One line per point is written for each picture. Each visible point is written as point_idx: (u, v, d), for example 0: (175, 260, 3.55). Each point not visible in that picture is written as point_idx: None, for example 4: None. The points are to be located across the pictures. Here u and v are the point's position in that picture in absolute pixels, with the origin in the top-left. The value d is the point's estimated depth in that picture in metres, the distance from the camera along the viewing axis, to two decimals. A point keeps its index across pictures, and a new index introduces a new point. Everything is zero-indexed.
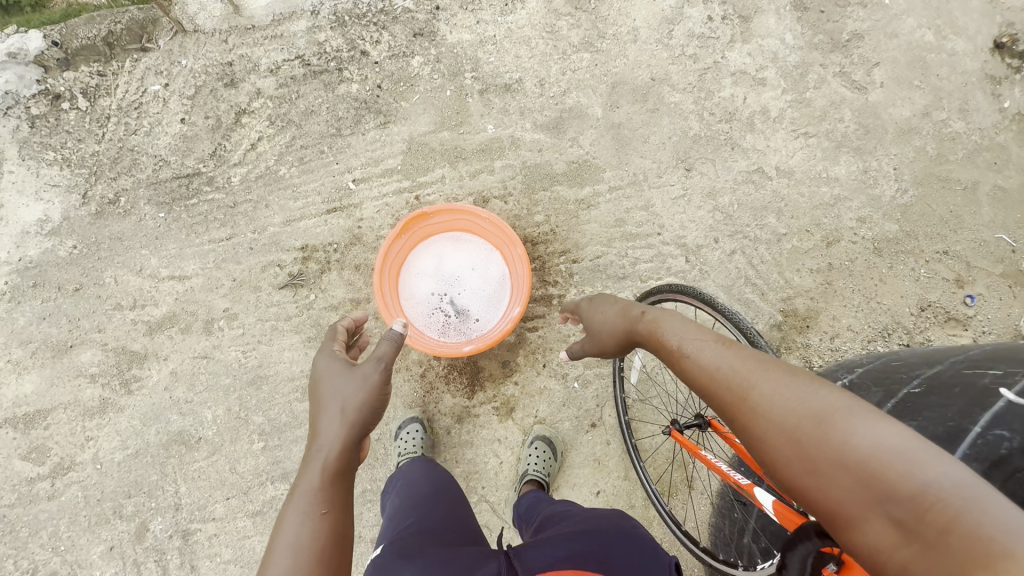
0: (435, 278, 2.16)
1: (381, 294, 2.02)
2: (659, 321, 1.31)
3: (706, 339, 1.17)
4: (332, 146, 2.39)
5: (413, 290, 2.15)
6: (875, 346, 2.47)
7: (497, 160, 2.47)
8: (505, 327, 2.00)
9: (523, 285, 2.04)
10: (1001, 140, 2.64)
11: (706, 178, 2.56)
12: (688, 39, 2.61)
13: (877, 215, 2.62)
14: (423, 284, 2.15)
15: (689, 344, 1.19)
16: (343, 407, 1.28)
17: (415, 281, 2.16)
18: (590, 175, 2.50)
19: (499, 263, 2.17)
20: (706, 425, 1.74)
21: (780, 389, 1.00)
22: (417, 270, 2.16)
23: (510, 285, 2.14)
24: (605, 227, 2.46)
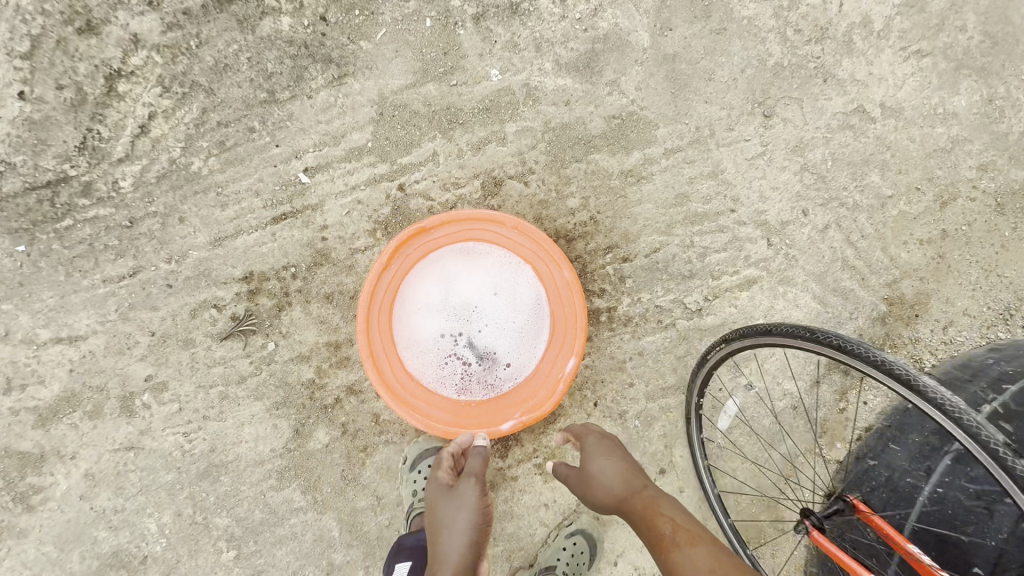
0: (444, 312, 1.52)
1: (367, 348, 1.40)
2: (657, 504, 1.18)
3: (705, 546, 1.06)
4: (265, 119, 1.61)
5: (412, 334, 1.51)
6: (996, 330, 1.96)
7: (509, 122, 1.73)
8: (559, 392, 1.41)
9: (581, 332, 1.42)
10: None
11: (791, 126, 1.88)
12: None
13: (1004, 159, 1.97)
14: (427, 324, 1.52)
15: (687, 541, 1.08)
16: (461, 526, 1.12)
17: (414, 320, 1.52)
18: (638, 135, 1.80)
19: (532, 283, 1.53)
20: (850, 513, 1.30)
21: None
22: (415, 304, 1.52)
23: (552, 314, 1.51)
24: (663, 208, 1.81)
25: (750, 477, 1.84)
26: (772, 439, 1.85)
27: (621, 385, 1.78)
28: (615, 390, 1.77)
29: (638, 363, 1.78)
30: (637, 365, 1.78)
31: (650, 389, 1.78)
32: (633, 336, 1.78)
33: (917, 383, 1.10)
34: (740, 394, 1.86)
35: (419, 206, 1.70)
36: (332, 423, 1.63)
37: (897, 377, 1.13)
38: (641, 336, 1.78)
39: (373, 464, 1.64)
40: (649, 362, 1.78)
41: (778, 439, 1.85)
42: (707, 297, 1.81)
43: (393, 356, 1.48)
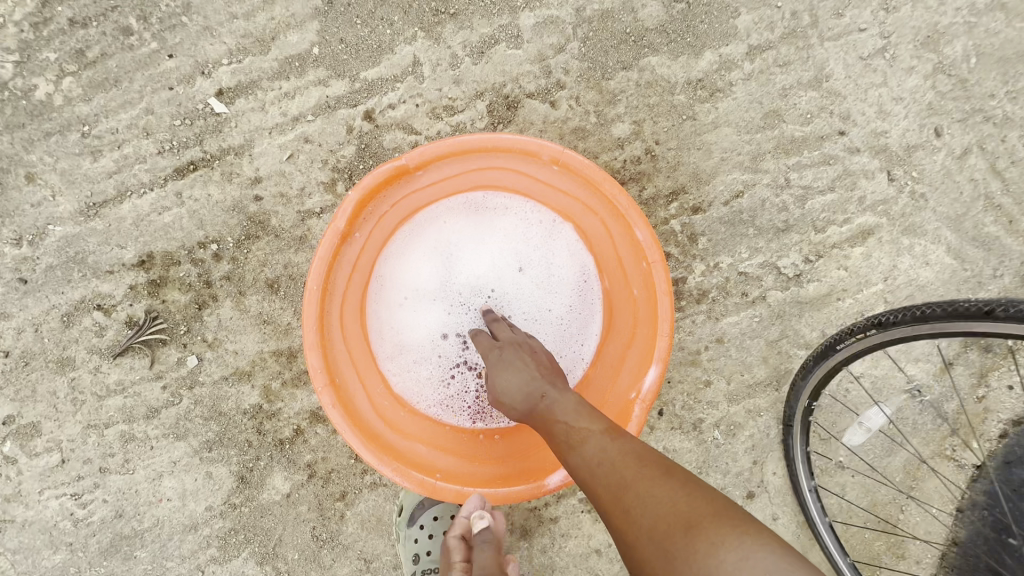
0: (443, 302, 0.99)
1: (322, 363, 0.85)
2: (558, 410, 0.76)
3: (602, 442, 0.71)
4: (148, 14, 1.04)
5: (396, 338, 0.98)
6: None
7: (523, 11, 1.16)
8: (636, 421, 0.89)
9: (664, 326, 0.89)
10: None
11: (920, 8, 1.32)
12: None
13: None
14: (417, 322, 0.99)
15: (587, 441, 0.71)
16: None
17: (398, 317, 0.98)
18: (710, 25, 1.24)
19: (575, 251, 1.00)
20: None
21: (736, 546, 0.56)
22: (398, 292, 0.98)
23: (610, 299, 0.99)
24: (745, 133, 1.27)
25: (864, 495, 1.38)
26: (892, 443, 1.38)
27: (694, 384, 1.29)
28: (684, 391, 1.29)
29: (716, 353, 1.29)
30: (715, 356, 1.29)
31: (733, 388, 1.29)
32: (709, 318, 1.28)
33: (991, 310, 0.83)
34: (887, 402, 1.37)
35: (399, 142, 1.14)
36: (291, 465, 1.13)
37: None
38: (719, 316, 1.28)
39: (353, 518, 1.14)
40: (731, 352, 1.29)
41: (901, 443, 1.38)
42: (808, 257, 1.30)
43: (368, 375, 0.95)
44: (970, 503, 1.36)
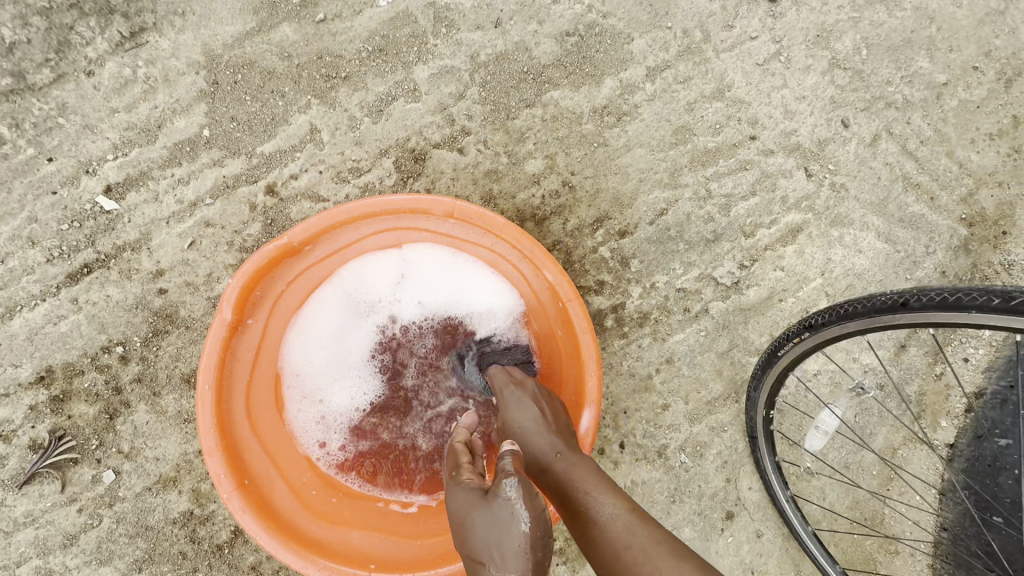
0: (358, 375, 0.93)
1: (222, 467, 0.81)
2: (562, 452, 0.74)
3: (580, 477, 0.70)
4: (19, 120, 1.00)
5: (310, 420, 0.91)
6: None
7: (417, 64, 1.16)
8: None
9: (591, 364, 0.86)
10: None
11: (806, 10, 1.37)
12: None
13: None
14: (333, 400, 0.92)
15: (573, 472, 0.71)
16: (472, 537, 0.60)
17: (311, 398, 0.91)
18: (607, 53, 1.26)
19: (491, 297, 0.94)
20: None
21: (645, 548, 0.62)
22: (306, 372, 0.91)
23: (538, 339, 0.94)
24: (659, 151, 1.27)
25: (845, 495, 1.34)
26: (862, 436, 1.36)
27: (654, 409, 1.24)
28: (645, 419, 1.24)
29: (669, 374, 1.25)
30: (669, 377, 1.25)
31: (693, 407, 1.26)
32: (655, 339, 1.25)
33: (874, 300, 0.81)
34: (846, 395, 1.36)
35: (307, 213, 1.10)
36: (233, 571, 1.04)
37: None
38: (664, 336, 1.25)
39: None
40: (683, 371, 1.26)
41: (871, 433, 1.36)
42: (743, 262, 1.29)
43: (287, 466, 0.89)
44: (950, 485, 1.33)
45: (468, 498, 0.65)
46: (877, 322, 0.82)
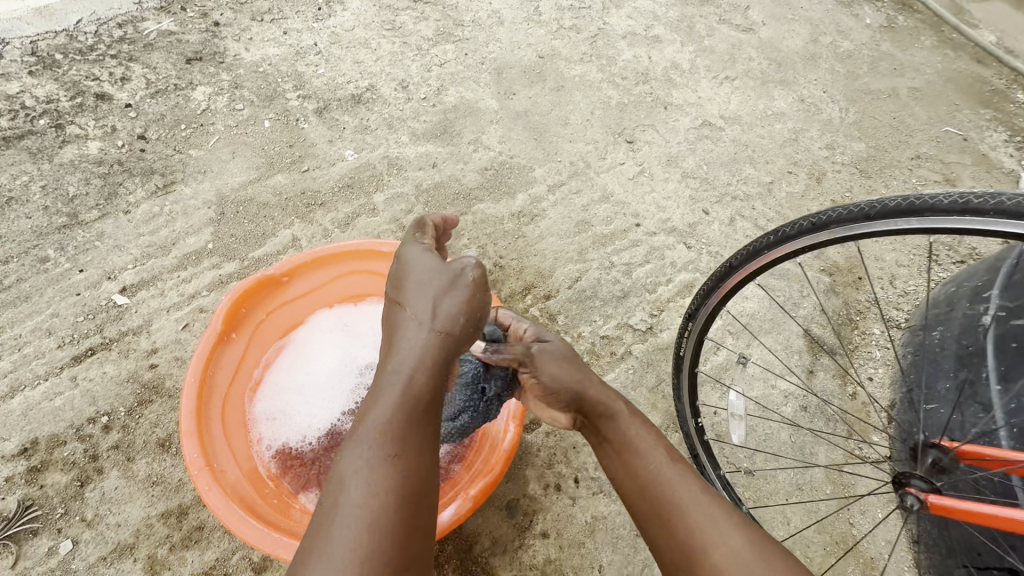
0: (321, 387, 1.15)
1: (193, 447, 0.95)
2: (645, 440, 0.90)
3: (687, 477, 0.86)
4: (65, 245, 1.31)
5: (275, 427, 1.11)
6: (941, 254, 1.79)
7: (376, 192, 1.58)
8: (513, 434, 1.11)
9: None
10: (884, 49, 2.69)
11: (655, 145, 1.95)
12: (559, 12, 2.21)
13: (840, 138, 2.23)
14: (296, 410, 1.12)
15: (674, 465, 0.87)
16: (433, 299, 0.86)
17: (292, 406, 1.13)
18: (518, 177, 1.73)
19: None
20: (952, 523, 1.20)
21: (734, 545, 0.76)
22: (276, 387, 1.15)
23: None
24: (567, 237, 1.65)
25: (809, 519, 1.37)
26: (804, 458, 1.45)
27: None
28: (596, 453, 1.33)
29: None
30: None
31: None
32: None
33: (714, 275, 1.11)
34: (776, 420, 1.49)
35: None
36: None
37: (920, 211, 0.85)
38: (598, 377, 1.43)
39: None
40: None
41: (810, 454, 1.45)
42: (653, 312, 1.57)
43: (250, 466, 1.06)
44: None
45: (420, 257, 0.91)
46: (723, 286, 1.10)
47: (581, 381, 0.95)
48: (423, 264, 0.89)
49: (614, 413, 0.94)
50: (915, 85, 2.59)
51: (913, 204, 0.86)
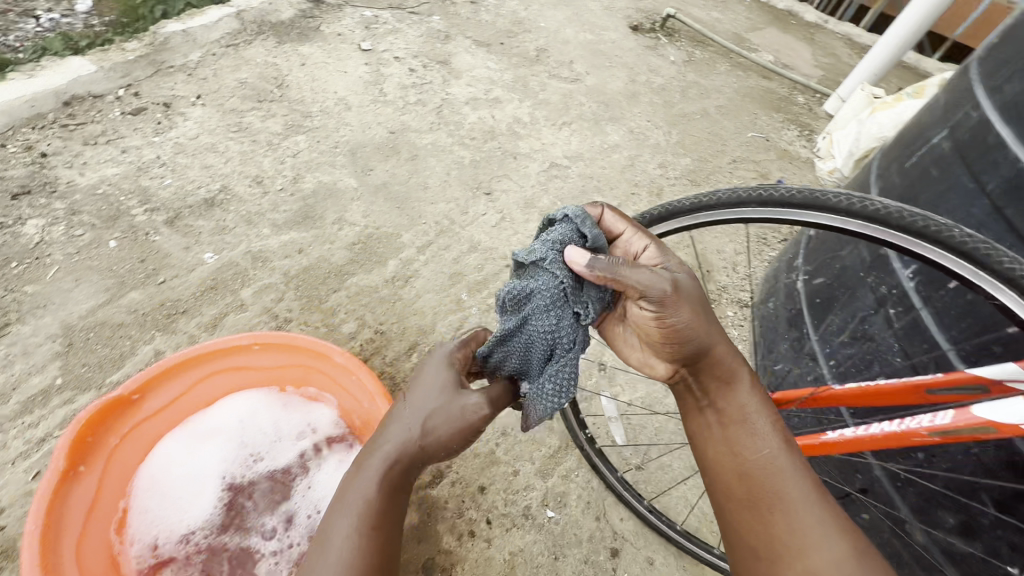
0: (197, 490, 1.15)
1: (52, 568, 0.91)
2: (764, 424, 0.86)
3: (800, 471, 0.82)
4: None
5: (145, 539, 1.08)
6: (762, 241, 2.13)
7: (242, 288, 1.58)
8: None
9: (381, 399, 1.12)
10: (690, 79, 3.20)
11: (512, 192, 2.15)
12: (403, 90, 2.41)
13: (669, 156, 2.58)
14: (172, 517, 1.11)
15: (794, 455, 0.84)
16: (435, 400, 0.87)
17: (164, 512, 1.11)
18: (386, 245, 1.83)
19: (297, 406, 1.28)
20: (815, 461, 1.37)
21: (836, 554, 0.74)
22: (147, 498, 1.12)
23: (346, 410, 1.24)
24: (443, 291, 1.75)
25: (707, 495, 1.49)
26: None
27: (507, 477, 1.39)
28: (503, 490, 1.37)
29: (509, 443, 1.45)
30: (510, 446, 1.44)
31: (540, 464, 1.43)
32: None
33: None
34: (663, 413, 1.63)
35: None
36: None
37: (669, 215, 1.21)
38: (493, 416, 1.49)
39: None
40: (520, 437, 1.46)
41: None
42: None
43: None
44: None
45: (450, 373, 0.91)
46: None
47: (708, 334, 0.87)
48: (436, 376, 0.90)
49: (733, 380, 0.90)
50: (722, 104, 3.08)
51: (666, 210, 1.22)
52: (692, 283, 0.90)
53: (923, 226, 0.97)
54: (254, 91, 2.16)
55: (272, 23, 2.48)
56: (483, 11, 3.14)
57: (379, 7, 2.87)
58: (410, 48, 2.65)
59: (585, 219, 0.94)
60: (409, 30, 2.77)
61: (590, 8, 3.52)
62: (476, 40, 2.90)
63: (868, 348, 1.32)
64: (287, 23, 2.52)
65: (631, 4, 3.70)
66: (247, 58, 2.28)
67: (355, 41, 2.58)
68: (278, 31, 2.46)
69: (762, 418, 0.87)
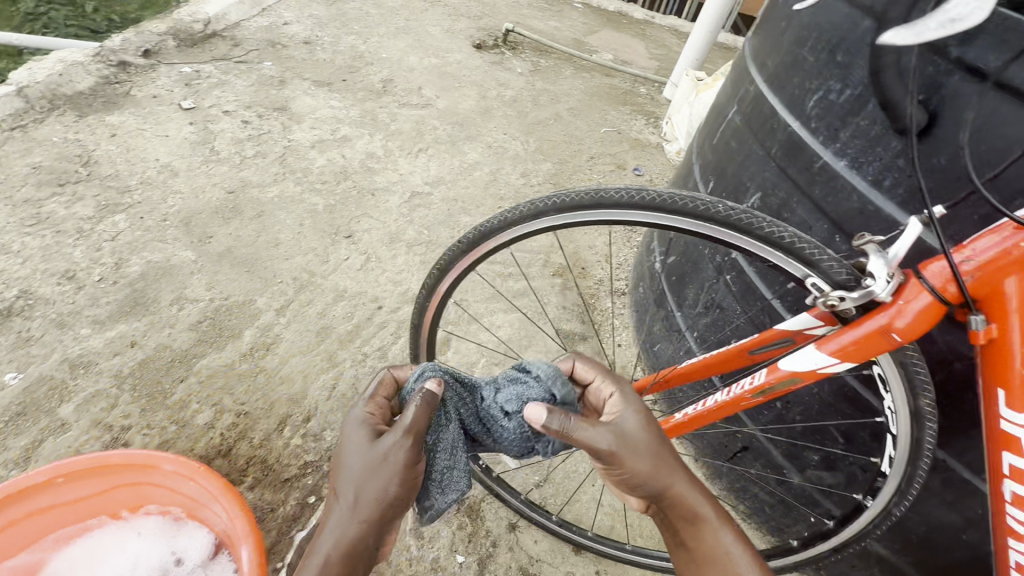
0: None
1: None
2: (733, 558, 0.74)
3: None
4: None
5: None
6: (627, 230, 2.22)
7: (61, 404, 1.36)
8: None
9: (224, 497, 0.97)
10: (539, 87, 3.32)
11: (375, 229, 2.06)
12: (238, 144, 2.25)
13: (530, 164, 2.64)
14: None
15: None
16: (363, 469, 0.72)
17: None
18: (239, 315, 1.67)
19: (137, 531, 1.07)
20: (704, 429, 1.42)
21: None
22: None
23: (194, 515, 1.06)
24: (311, 351, 1.63)
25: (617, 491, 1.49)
26: None
27: (407, 534, 1.29)
28: (406, 550, 1.27)
29: None
30: None
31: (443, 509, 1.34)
32: None
33: None
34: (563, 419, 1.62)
35: None
36: None
37: None
38: None
39: None
40: None
41: None
42: None
43: None
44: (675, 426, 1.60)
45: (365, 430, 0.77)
46: None
47: (665, 474, 0.76)
48: (350, 441, 0.75)
49: (701, 513, 0.77)
50: (572, 106, 3.23)
51: None
52: (639, 424, 0.79)
53: (689, 207, 0.77)
54: (53, 175, 1.90)
55: (69, 96, 2.22)
56: (320, 50, 3.05)
57: (201, 61, 2.68)
58: (241, 99, 2.49)
59: (556, 377, 0.83)
60: (238, 81, 2.61)
61: (431, 33, 3.55)
62: (315, 80, 2.80)
63: (721, 314, 1.39)
64: (88, 93, 2.27)
65: (471, 24, 3.78)
66: (40, 139, 2.01)
67: (175, 100, 2.38)
68: (77, 104, 2.20)
69: (730, 551, 0.75)
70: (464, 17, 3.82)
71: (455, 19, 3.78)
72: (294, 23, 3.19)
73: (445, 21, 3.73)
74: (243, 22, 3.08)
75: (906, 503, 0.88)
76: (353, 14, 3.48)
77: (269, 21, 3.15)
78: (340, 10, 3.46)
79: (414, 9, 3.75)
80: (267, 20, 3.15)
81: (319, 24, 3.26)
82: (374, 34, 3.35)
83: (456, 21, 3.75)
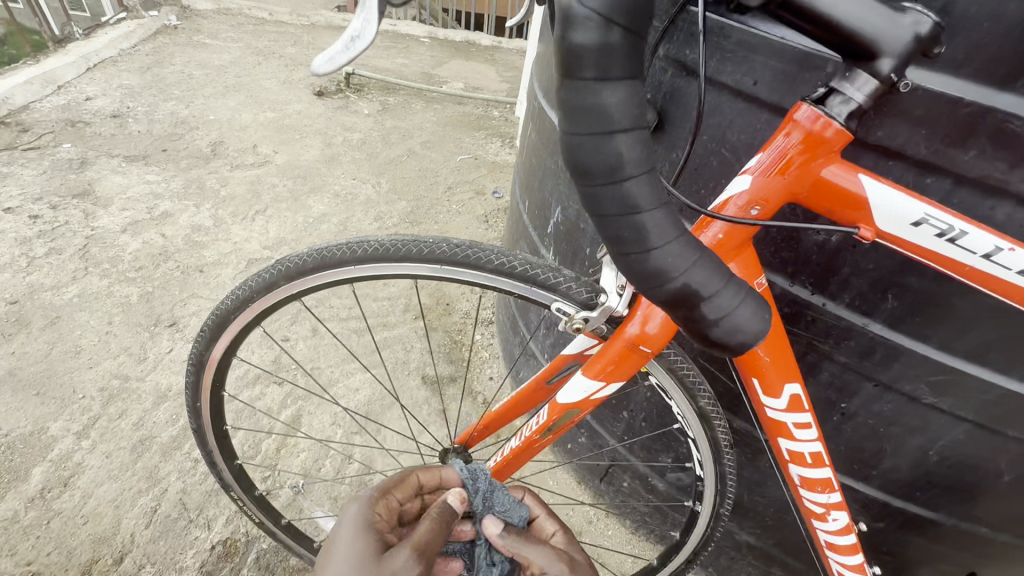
0: None
1: None
2: None
3: None
4: None
5: None
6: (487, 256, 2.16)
7: None
8: None
9: None
10: (389, 125, 3.25)
11: (205, 310, 1.84)
12: (24, 243, 1.94)
13: (383, 206, 2.53)
14: None
15: None
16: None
17: None
18: (25, 450, 1.39)
19: None
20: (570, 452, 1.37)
21: None
22: None
23: None
24: (124, 472, 1.38)
25: None
26: None
27: None
28: None
29: None
30: None
31: None
32: None
33: None
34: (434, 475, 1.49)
35: None
36: None
37: None
38: None
39: None
40: None
41: None
42: (263, 477, 1.42)
43: None
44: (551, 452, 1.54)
45: (364, 530, 0.71)
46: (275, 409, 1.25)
47: None
48: (348, 529, 0.70)
49: None
50: (426, 140, 3.18)
51: None
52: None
53: (413, 251, 0.74)
54: None
55: None
56: (133, 121, 2.77)
57: None
58: (30, 191, 2.17)
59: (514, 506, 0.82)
60: (26, 171, 2.28)
61: (266, 87, 3.37)
62: (127, 155, 2.52)
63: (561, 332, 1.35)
64: None
65: (310, 71, 3.65)
66: None
67: None
68: None
69: None
70: (302, 66, 3.69)
71: (292, 69, 3.63)
72: (100, 97, 2.89)
73: (281, 73, 3.57)
74: (33, 104, 2.73)
75: (730, 500, 0.85)
76: (173, 78, 3.22)
77: (68, 99, 2.82)
78: (158, 76, 3.20)
79: (245, 65, 3.56)
80: (65, 98, 2.82)
81: (131, 94, 2.98)
82: (199, 96, 3.11)
83: (293, 71, 3.61)
